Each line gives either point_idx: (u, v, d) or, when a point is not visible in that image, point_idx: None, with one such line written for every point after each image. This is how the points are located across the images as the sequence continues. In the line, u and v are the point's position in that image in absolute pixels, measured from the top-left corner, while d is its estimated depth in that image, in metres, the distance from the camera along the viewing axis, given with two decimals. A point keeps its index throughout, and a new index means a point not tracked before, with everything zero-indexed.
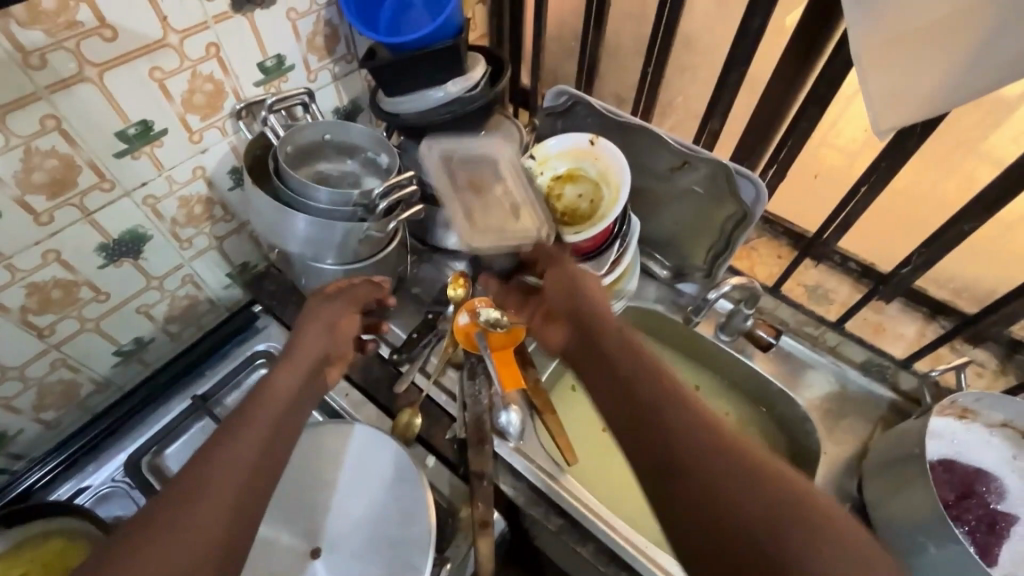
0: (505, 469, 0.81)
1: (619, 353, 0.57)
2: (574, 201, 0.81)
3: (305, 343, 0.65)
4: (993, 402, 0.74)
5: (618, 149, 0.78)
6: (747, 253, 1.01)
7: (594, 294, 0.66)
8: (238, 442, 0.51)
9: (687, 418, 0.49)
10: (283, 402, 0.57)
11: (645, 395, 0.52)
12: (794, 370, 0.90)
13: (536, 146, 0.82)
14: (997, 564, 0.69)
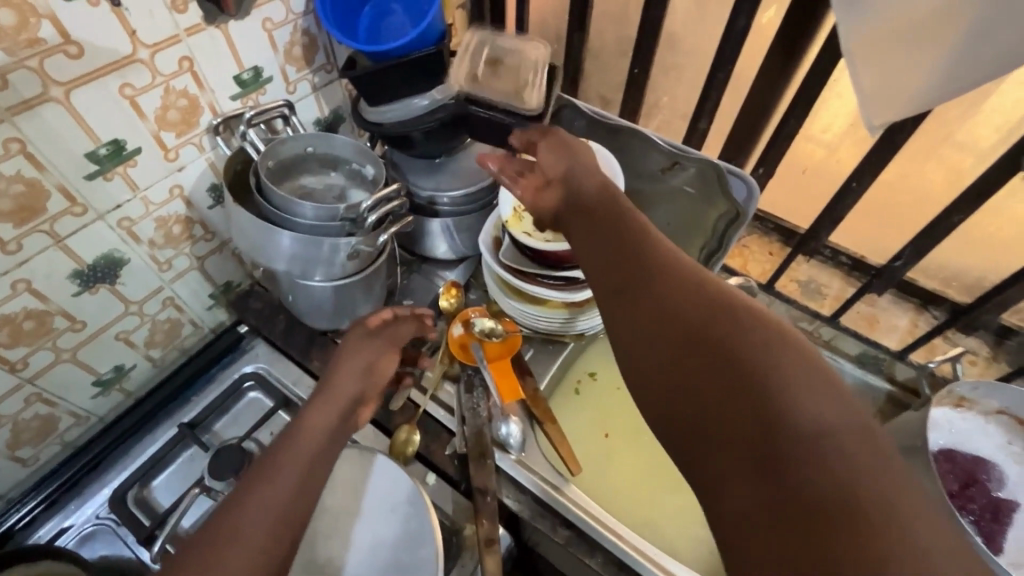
0: (508, 481, 0.80)
1: (613, 208, 0.62)
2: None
3: (339, 383, 0.65)
4: (989, 390, 0.75)
5: (611, 155, 0.78)
6: (739, 251, 1.00)
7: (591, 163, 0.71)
8: (265, 493, 0.51)
9: (669, 257, 0.54)
10: (311, 448, 0.57)
11: (635, 238, 0.57)
12: None
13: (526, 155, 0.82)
14: (1001, 552, 0.69)
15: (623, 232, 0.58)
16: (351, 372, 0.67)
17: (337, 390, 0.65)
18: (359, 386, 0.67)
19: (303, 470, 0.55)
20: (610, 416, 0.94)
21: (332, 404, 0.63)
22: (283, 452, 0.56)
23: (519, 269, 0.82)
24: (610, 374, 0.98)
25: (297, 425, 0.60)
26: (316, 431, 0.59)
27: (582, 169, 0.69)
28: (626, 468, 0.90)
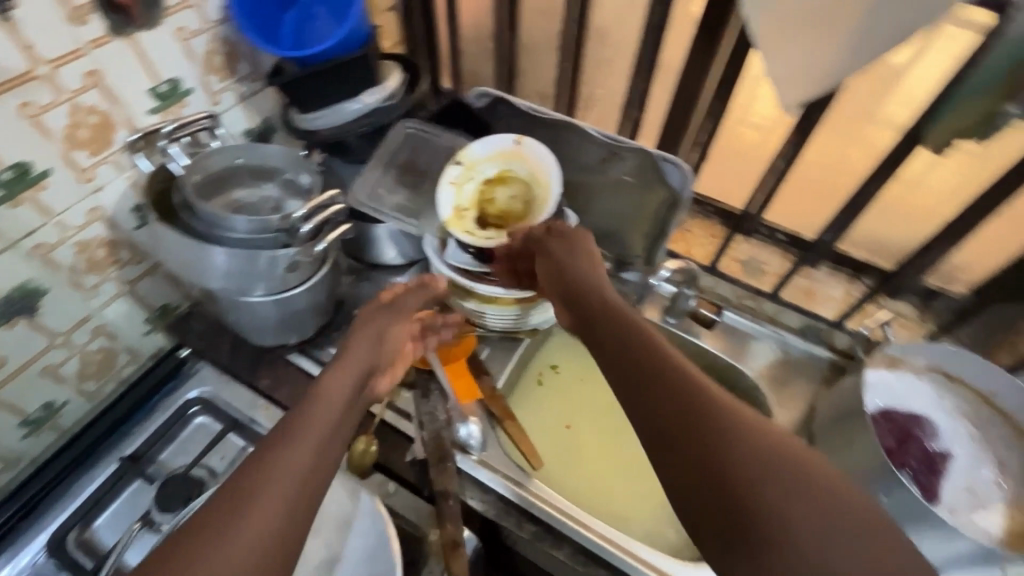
0: (471, 482, 0.79)
1: (621, 319, 0.56)
2: (504, 205, 0.78)
3: (352, 352, 0.60)
4: (916, 348, 0.80)
5: (546, 147, 0.77)
6: (680, 234, 0.99)
7: (588, 260, 0.66)
8: (287, 453, 0.46)
9: (688, 381, 0.47)
10: (333, 412, 0.52)
11: (647, 358, 0.50)
12: (740, 343, 0.94)
13: (460, 151, 0.78)
14: (939, 500, 0.73)
15: (631, 349, 0.52)
16: (362, 346, 0.61)
17: (347, 362, 0.58)
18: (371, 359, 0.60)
19: (316, 446, 0.48)
20: (573, 408, 0.95)
21: (347, 375, 0.57)
22: (293, 427, 0.49)
23: (465, 272, 0.79)
24: (571, 365, 0.99)
25: (314, 388, 0.54)
26: (329, 402, 0.53)
27: (579, 267, 0.65)
28: (591, 457, 0.91)
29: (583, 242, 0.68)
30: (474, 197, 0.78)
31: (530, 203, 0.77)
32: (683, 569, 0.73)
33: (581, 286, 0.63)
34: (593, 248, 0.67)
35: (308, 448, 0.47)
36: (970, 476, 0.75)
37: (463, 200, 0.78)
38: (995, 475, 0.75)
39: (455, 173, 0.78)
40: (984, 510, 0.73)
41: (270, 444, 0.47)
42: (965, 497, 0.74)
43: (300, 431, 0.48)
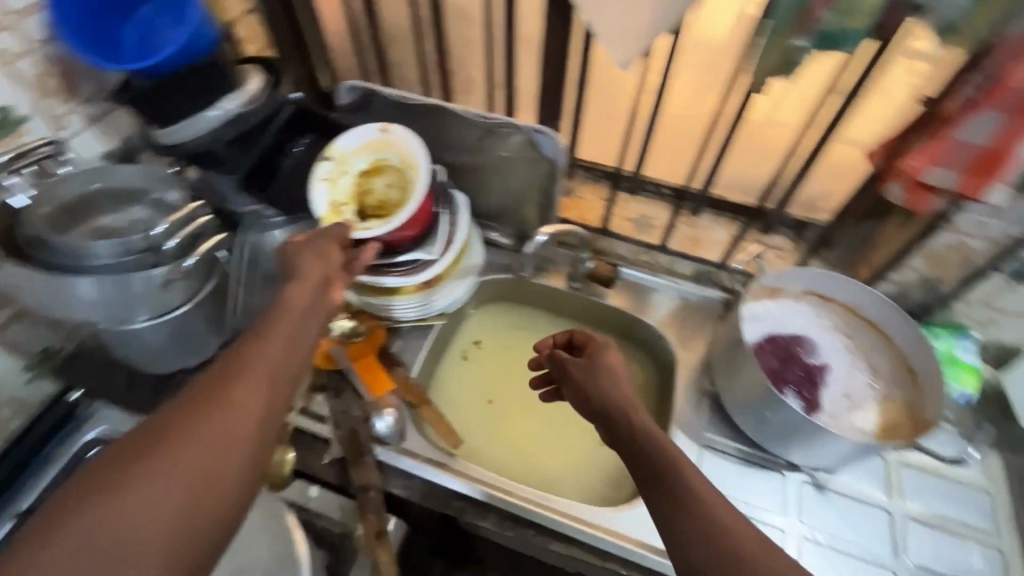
0: (394, 473, 0.80)
1: (659, 456, 0.57)
2: (381, 194, 0.79)
3: (303, 266, 0.63)
4: (787, 276, 0.87)
5: (411, 132, 0.78)
6: (574, 202, 1.03)
7: (614, 381, 0.65)
8: (260, 347, 0.53)
9: (731, 535, 0.49)
10: (295, 318, 0.57)
11: (691, 511, 0.52)
12: (642, 296, 0.98)
13: (328, 146, 0.78)
14: (819, 410, 0.81)
15: (681, 504, 0.53)
16: (310, 262, 0.64)
17: (303, 278, 0.62)
18: (322, 270, 0.64)
19: (284, 353, 0.54)
20: (496, 384, 0.98)
21: (304, 288, 0.61)
22: (266, 331, 0.55)
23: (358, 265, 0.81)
24: (494, 342, 1.03)
25: (277, 299, 0.59)
26: (291, 314, 0.57)
27: (611, 390, 0.65)
28: (516, 429, 0.94)
29: (606, 363, 0.67)
30: (351, 190, 0.79)
31: (406, 190, 0.78)
32: (602, 515, 0.77)
33: (615, 416, 0.63)
34: (619, 370, 0.67)
35: (277, 353, 0.53)
36: (847, 384, 0.83)
37: (338, 196, 0.78)
38: (869, 378, 0.83)
39: (328, 169, 0.79)
40: (860, 411, 0.81)
41: (241, 354, 0.52)
42: (843, 402, 0.81)
43: (267, 341, 0.53)
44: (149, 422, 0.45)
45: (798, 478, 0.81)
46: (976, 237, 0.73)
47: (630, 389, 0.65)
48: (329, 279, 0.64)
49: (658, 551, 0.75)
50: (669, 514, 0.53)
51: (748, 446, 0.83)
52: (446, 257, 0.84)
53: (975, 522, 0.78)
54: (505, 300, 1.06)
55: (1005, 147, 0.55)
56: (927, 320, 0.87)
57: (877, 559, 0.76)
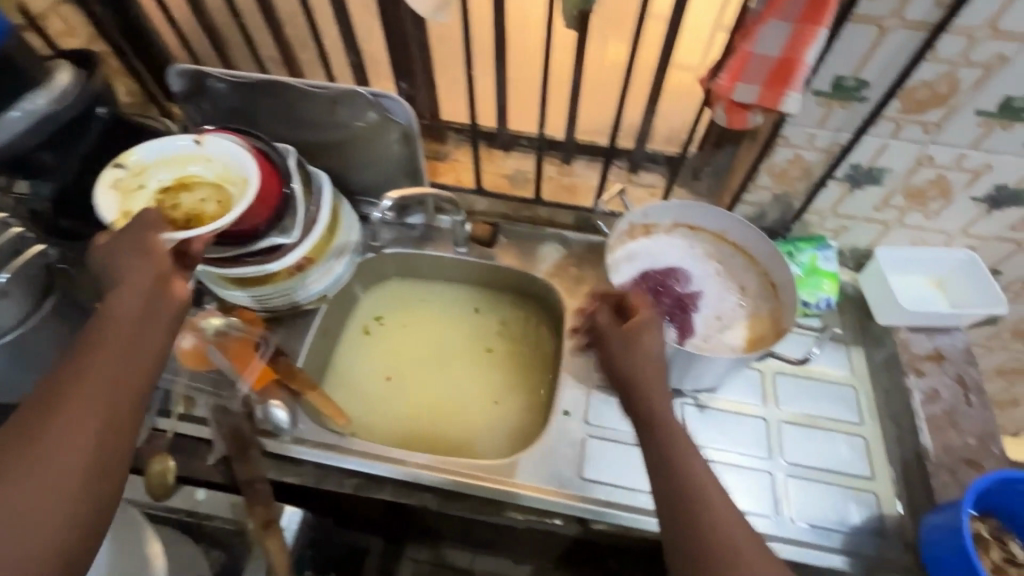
0: (285, 462, 0.78)
1: (684, 475, 0.56)
2: (191, 207, 0.75)
3: (126, 269, 0.57)
4: (656, 211, 0.88)
5: (226, 143, 0.76)
6: (450, 166, 1.01)
7: (653, 372, 0.63)
8: (76, 381, 0.49)
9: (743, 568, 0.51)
10: (119, 333, 0.53)
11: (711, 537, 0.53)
12: (529, 251, 0.99)
13: (123, 153, 0.74)
14: (691, 334, 0.84)
15: (695, 527, 0.54)
16: (131, 266, 0.57)
17: (128, 282, 0.55)
18: (152, 268, 0.57)
19: (114, 380, 0.51)
20: (394, 360, 0.97)
21: (130, 295, 0.55)
22: (84, 357, 0.51)
23: (214, 259, 0.79)
24: (394, 318, 1.02)
25: (102, 311, 0.54)
26: (119, 327, 0.53)
27: (643, 378, 0.63)
28: (416, 399, 0.94)
29: (642, 343, 0.64)
30: (152, 201, 0.74)
31: (225, 202, 0.75)
32: (498, 467, 0.78)
33: (647, 412, 0.61)
34: (658, 358, 0.64)
35: (102, 386, 0.50)
36: (718, 306, 0.87)
37: (133, 206, 0.73)
38: (737, 298, 0.88)
39: (123, 177, 0.75)
40: (730, 329, 0.85)
41: (59, 390, 0.49)
42: (714, 323, 0.85)
43: (86, 372, 0.50)
44: None
45: (682, 402, 0.85)
46: (809, 149, 0.77)
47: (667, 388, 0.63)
48: (164, 275, 0.58)
49: (553, 492, 0.77)
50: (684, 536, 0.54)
51: (637, 380, 0.86)
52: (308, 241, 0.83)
53: (842, 415, 0.84)
54: (396, 276, 1.04)
55: (794, 57, 0.57)
56: (788, 236, 0.92)
57: (756, 463, 0.80)
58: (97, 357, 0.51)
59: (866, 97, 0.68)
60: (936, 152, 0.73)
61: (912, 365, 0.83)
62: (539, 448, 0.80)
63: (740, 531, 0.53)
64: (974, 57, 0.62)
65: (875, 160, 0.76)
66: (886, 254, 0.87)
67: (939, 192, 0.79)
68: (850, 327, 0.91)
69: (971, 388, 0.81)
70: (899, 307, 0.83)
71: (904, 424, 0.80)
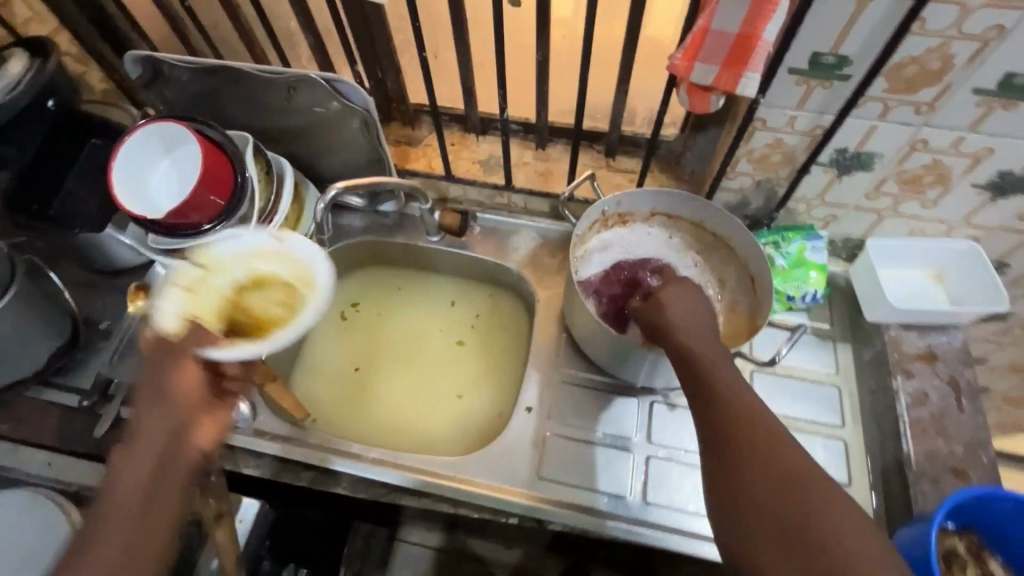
0: (244, 453, 0.78)
1: (715, 392, 0.57)
2: (262, 310, 0.71)
3: (142, 426, 0.58)
4: (630, 200, 0.83)
5: (307, 242, 0.74)
6: (422, 151, 0.98)
7: (680, 310, 0.65)
8: (91, 555, 0.52)
9: (773, 471, 0.51)
10: (134, 500, 0.55)
11: (740, 445, 0.53)
12: (502, 240, 0.96)
13: (202, 251, 0.72)
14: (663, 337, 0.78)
15: (715, 388, 0.57)
16: (152, 420, 0.58)
17: (141, 440, 0.57)
18: (167, 422, 0.58)
19: (120, 541, 0.53)
20: (363, 351, 0.96)
21: (138, 455, 0.56)
22: (103, 525, 0.53)
23: (169, 252, 0.77)
24: (370, 308, 1.00)
25: (112, 477, 0.56)
26: (132, 493, 0.55)
27: (674, 320, 0.65)
28: (382, 390, 0.92)
29: (665, 299, 0.67)
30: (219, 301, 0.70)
31: (292, 304, 0.71)
32: (455, 465, 0.77)
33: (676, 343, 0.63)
34: (689, 303, 0.66)
35: (109, 554, 0.52)
36: None
37: (200, 307, 0.69)
38: (712, 291, 0.83)
39: (190, 273, 0.71)
40: None
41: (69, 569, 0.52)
42: None
43: (98, 546, 0.52)
44: None
45: (651, 400, 0.82)
46: (789, 133, 0.71)
47: (704, 323, 0.64)
48: (182, 425, 0.59)
49: (510, 492, 0.75)
50: (715, 446, 0.55)
51: (605, 377, 0.83)
52: (265, 228, 0.76)
53: (822, 417, 0.79)
54: (368, 265, 1.02)
55: (754, 33, 0.51)
56: (773, 225, 0.86)
57: None
58: (112, 526, 0.53)
59: (848, 75, 0.62)
60: (931, 136, 0.67)
61: (901, 365, 0.78)
62: (499, 446, 0.79)
63: (771, 439, 0.53)
64: (968, 29, 0.55)
65: (863, 144, 0.70)
66: (877, 247, 0.81)
67: (936, 179, 0.72)
68: (839, 322, 0.86)
69: (964, 391, 0.75)
70: (889, 304, 0.78)
71: (887, 429, 0.75)
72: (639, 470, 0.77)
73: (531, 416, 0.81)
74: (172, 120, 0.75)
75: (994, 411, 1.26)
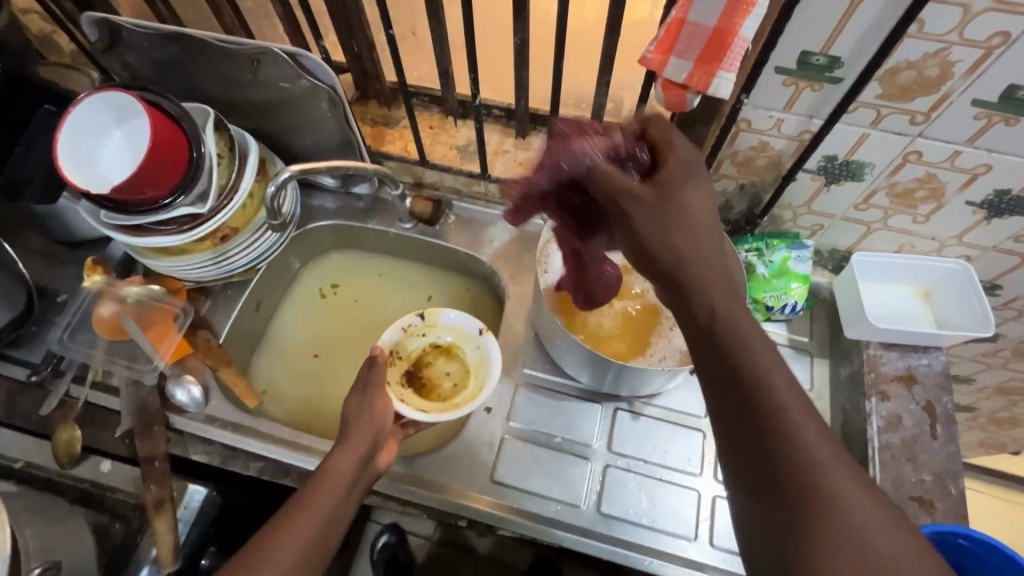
0: (194, 439, 0.77)
1: (740, 355, 0.43)
2: (437, 380, 0.80)
3: (356, 431, 0.66)
4: None
5: (498, 353, 0.78)
6: (399, 133, 0.94)
7: (688, 225, 0.48)
8: (298, 523, 0.58)
9: (804, 456, 0.40)
10: (340, 490, 0.61)
11: (767, 408, 0.41)
12: (475, 232, 0.92)
13: (429, 310, 0.80)
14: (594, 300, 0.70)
15: (733, 351, 0.43)
16: (363, 424, 0.66)
17: (351, 441, 0.65)
18: (373, 433, 0.66)
19: (324, 522, 0.59)
20: (328, 338, 0.94)
21: (351, 455, 0.64)
22: (311, 499, 0.60)
23: (123, 229, 0.74)
24: (340, 293, 0.97)
25: (324, 468, 0.63)
26: (340, 481, 0.61)
27: (690, 242, 0.47)
28: (342, 377, 0.91)
29: (683, 207, 0.48)
30: (415, 354, 0.81)
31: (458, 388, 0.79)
32: (407, 465, 0.75)
33: (684, 275, 0.47)
34: (701, 209, 0.49)
35: (315, 530, 0.58)
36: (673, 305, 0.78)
37: (400, 353, 0.80)
38: None
39: (414, 322, 0.81)
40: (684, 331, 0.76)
41: (277, 530, 0.57)
42: (665, 322, 0.77)
43: (308, 516, 0.58)
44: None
45: (615, 406, 0.79)
46: (775, 137, 0.67)
47: (713, 238, 0.48)
48: (378, 441, 0.67)
49: (461, 495, 0.74)
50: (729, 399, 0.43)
51: (568, 381, 0.80)
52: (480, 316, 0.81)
53: None
54: (338, 249, 0.99)
55: (730, 29, 0.47)
56: (757, 231, 0.81)
57: (684, 479, 0.74)
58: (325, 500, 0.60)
59: (839, 77, 0.57)
60: (924, 148, 0.62)
61: (876, 387, 0.75)
62: (456, 446, 0.77)
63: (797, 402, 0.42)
64: (970, 36, 0.50)
65: (852, 153, 0.66)
66: (864, 262, 0.77)
67: (930, 194, 0.68)
68: (819, 337, 0.83)
69: (939, 416, 0.72)
70: (870, 323, 0.74)
71: (856, 452, 0.72)
72: (595, 478, 0.75)
73: (490, 417, 0.78)
74: (125, 91, 0.71)
75: (979, 429, 1.22)
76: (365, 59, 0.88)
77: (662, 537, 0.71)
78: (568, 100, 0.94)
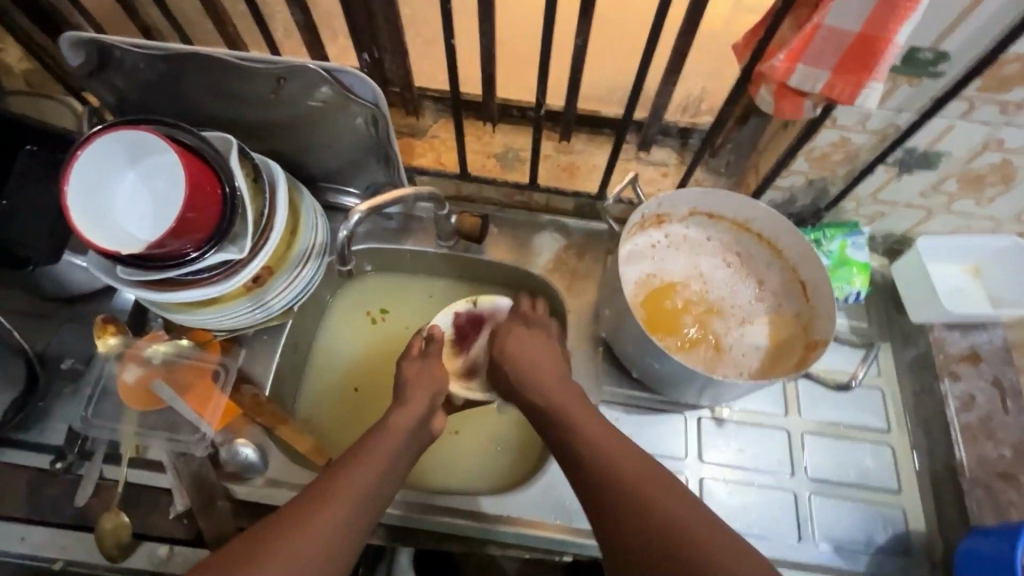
0: (258, 508, 0.70)
1: (598, 457, 0.58)
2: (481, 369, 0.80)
3: (416, 397, 0.66)
4: (672, 201, 0.75)
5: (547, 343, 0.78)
6: (428, 145, 0.87)
7: (546, 375, 0.68)
8: (361, 469, 0.57)
9: (649, 510, 0.53)
10: (403, 439, 0.61)
11: (635, 501, 0.54)
12: (522, 242, 0.86)
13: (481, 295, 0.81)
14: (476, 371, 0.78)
15: (600, 470, 0.57)
16: (424, 387, 0.67)
17: (411, 401, 0.65)
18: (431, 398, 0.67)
19: (380, 474, 0.57)
20: (370, 371, 0.86)
21: (412, 411, 0.65)
22: (373, 447, 0.60)
23: (147, 285, 0.64)
24: (378, 323, 0.89)
25: (384, 422, 0.63)
26: (400, 436, 0.62)
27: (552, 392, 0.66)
28: (388, 409, 0.84)
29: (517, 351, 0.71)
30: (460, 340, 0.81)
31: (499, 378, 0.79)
32: (498, 503, 0.72)
33: (549, 405, 0.65)
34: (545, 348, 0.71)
35: (372, 481, 0.56)
36: (735, 304, 0.78)
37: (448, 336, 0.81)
38: (757, 294, 0.78)
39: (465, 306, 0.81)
40: (751, 327, 0.77)
41: (336, 476, 0.56)
42: (732, 320, 0.77)
43: (369, 463, 0.58)
44: (258, 525, 0.51)
45: (698, 416, 0.77)
46: (858, 132, 0.65)
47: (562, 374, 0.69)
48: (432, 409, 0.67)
49: (559, 528, 0.71)
50: (602, 505, 0.56)
51: (648, 395, 0.77)
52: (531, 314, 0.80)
53: (869, 422, 0.77)
54: (371, 271, 0.90)
55: (885, 36, 0.44)
56: (819, 222, 0.81)
57: (777, 482, 0.74)
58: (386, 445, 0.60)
59: (942, 72, 0.56)
60: (1008, 135, 0.62)
61: (947, 368, 0.76)
62: (544, 478, 0.74)
63: (660, 490, 0.54)
64: None
65: (934, 143, 0.65)
66: (930, 245, 0.77)
67: (1000, 178, 0.68)
68: (876, 320, 0.82)
69: (1008, 391, 0.75)
70: (939, 308, 0.75)
71: (936, 433, 0.74)
72: (690, 491, 0.74)
73: None
74: (137, 128, 0.61)
75: None
76: (392, 66, 0.80)
77: (768, 545, 0.71)
78: (608, 98, 0.89)
